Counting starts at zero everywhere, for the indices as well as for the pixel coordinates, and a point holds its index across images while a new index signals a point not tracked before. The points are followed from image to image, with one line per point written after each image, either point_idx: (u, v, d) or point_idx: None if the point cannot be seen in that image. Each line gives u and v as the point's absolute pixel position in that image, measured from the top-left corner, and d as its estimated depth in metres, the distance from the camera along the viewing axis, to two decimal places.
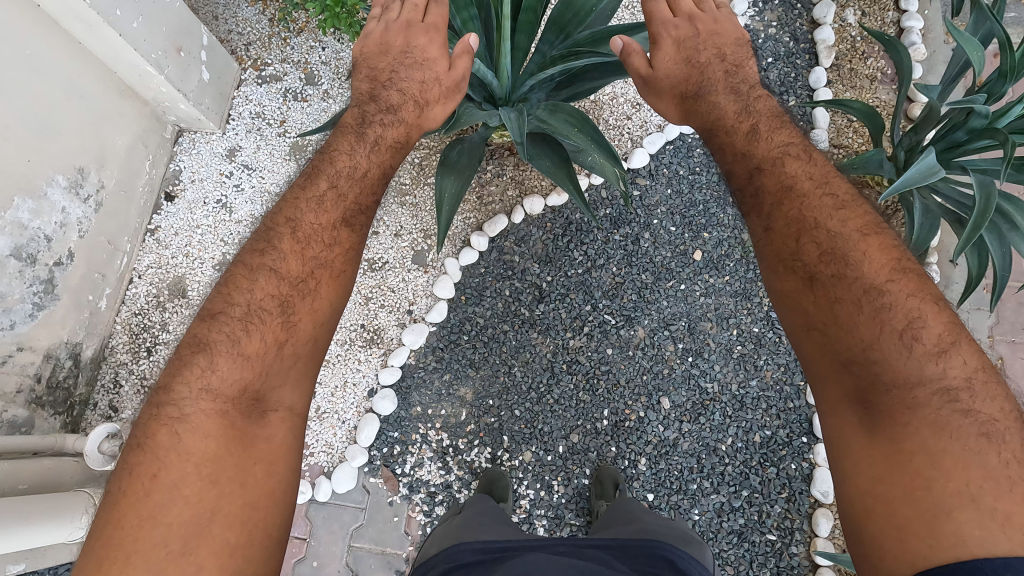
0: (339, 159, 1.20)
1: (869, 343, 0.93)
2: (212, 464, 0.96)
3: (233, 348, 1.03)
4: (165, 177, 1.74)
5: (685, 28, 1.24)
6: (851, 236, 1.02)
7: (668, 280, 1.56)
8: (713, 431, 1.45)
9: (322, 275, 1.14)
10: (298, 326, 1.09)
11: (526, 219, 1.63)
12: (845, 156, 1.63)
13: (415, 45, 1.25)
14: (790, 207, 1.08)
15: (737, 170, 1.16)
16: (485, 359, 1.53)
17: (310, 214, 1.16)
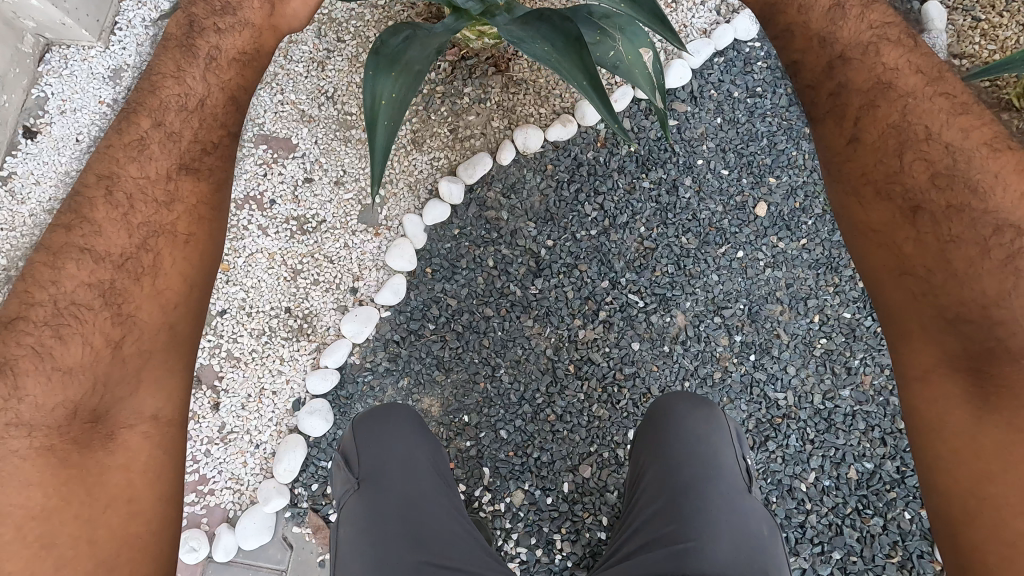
0: (164, 86, 0.89)
1: (993, 299, 0.73)
2: (42, 520, 0.69)
3: (44, 363, 0.74)
4: (24, 106, 1.27)
5: None
6: (976, 157, 0.77)
7: (719, 246, 1.10)
8: (787, 464, 1.01)
9: (160, 246, 0.82)
10: (138, 317, 0.79)
11: (518, 160, 1.16)
12: (971, 70, 1.15)
13: None
14: (890, 112, 0.79)
15: (806, 61, 0.84)
16: (459, 358, 1.08)
17: (125, 170, 0.84)
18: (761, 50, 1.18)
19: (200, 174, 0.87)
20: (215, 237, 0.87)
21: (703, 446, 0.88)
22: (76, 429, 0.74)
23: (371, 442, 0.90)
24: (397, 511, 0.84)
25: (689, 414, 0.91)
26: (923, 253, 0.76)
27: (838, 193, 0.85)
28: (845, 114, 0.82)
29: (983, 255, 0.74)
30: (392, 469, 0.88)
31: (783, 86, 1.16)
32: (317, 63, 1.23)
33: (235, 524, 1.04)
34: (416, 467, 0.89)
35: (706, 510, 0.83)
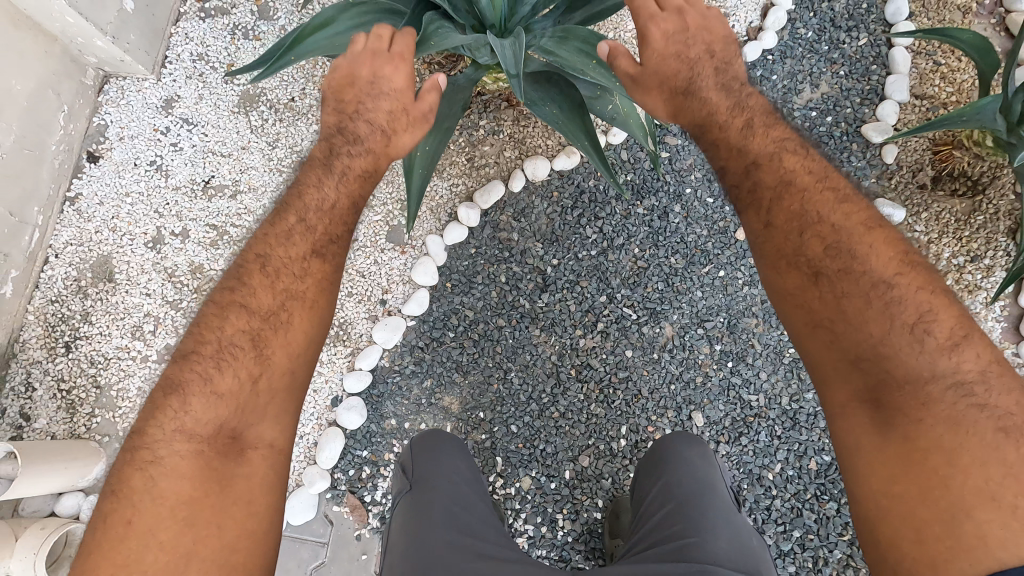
0: (306, 192, 0.91)
1: (878, 338, 0.73)
2: (190, 504, 0.72)
3: (206, 387, 0.77)
4: (87, 133, 1.43)
5: (673, 20, 0.90)
6: (852, 225, 0.79)
7: (704, 266, 1.26)
8: (758, 456, 1.18)
9: (295, 309, 0.84)
10: (274, 360, 0.81)
11: (528, 187, 1.31)
12: (929, 111, 1.29)
13: (382, 75, 0.90)
14: (792, 199, 0.82)
15: (730, 166, 0.88)
16: (475, 362, 1.25)
17: (274, 249, 0.87)
18: None
19: (329, 255, 0.89)
20: (333, 305, 0.89)
21: (700, 471, 1.05)
22: (215, 446, 0.76)
23: (424, 456, 1.08)
24: (438, 506, 0.99)
25: (689, 448, 1.08)
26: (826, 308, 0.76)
27: (761, 270, 0.83)
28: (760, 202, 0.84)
29: (868, 304, 0.74)
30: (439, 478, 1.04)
31: None
32: None
33: None
34: (464, 481, 1.06)
35: (700, 516, 0.97)
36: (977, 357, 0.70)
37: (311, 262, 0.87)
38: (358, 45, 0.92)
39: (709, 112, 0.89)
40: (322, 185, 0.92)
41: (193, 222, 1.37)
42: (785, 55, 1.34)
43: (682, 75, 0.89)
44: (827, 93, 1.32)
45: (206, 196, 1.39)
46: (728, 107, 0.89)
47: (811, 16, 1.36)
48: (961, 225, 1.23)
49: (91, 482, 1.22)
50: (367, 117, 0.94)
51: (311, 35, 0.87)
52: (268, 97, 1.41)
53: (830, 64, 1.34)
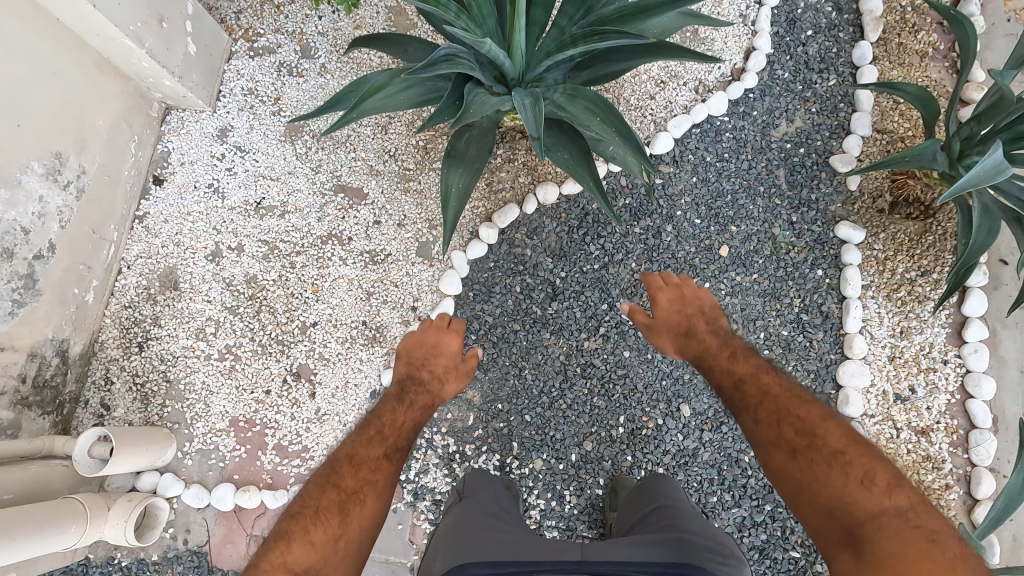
0: (385, 410, 1.13)
1: (842, 494, 0.86)
2: None
3: (305, 536, 0.89)
4: (152, 159, 1.62)
5: (671, 291, 1.28)
6: (812, 416, 0.97)
7: (692, 278, 1.45)
8: (736, 442, 1.38)
9: (369, 493, 0.98)
10: (364, 502, 0.97)
11: (539, 209, 1.51)
12: (888, 144, 1.49)
13: (441, 347, 1.27)
14: (768, 401, 1.02)
15: (724, 382, 1.09)
16: (494, 361, 1.44)
17: (363, 449, 1.04)
18: (729, 124, 1.52)
19: (393, 457, 1.06)
20: (383, 505, 1.00)
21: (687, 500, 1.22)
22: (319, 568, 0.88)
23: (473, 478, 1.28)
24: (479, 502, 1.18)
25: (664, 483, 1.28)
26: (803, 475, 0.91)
27: (757, 454, 1.00)
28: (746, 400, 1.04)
29: (830, 467, 0.89)
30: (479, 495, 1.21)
31: (745, 154, 1.51)
32: (381, 128, 1.58)
33: None
34: (503, 504, 1.21)
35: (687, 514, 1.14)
36: (912, 497, 0.83)
37: (381, 463, 1.04)
38: (425, 323, 1.34)
39: (702, 349, 1.17)
40: (395, 411, 1.14)
41: (248, 238, 1.57)
42: (764, 93, 1.53)
43: (682, 323, 1.22)
44: (800, 128, 1.52)
45: (258, 215, 1.59)
46: (717, 342, 1.16)
47: (788, 58, 1.55)
48: (914, 244, 1.42)
49: (164, 462, 1.42)
50: (428, 368, 1.24)
51: (369, 97, 1.05)
52: (310, 128, 1.61)
53: (804, 102, 1.53)
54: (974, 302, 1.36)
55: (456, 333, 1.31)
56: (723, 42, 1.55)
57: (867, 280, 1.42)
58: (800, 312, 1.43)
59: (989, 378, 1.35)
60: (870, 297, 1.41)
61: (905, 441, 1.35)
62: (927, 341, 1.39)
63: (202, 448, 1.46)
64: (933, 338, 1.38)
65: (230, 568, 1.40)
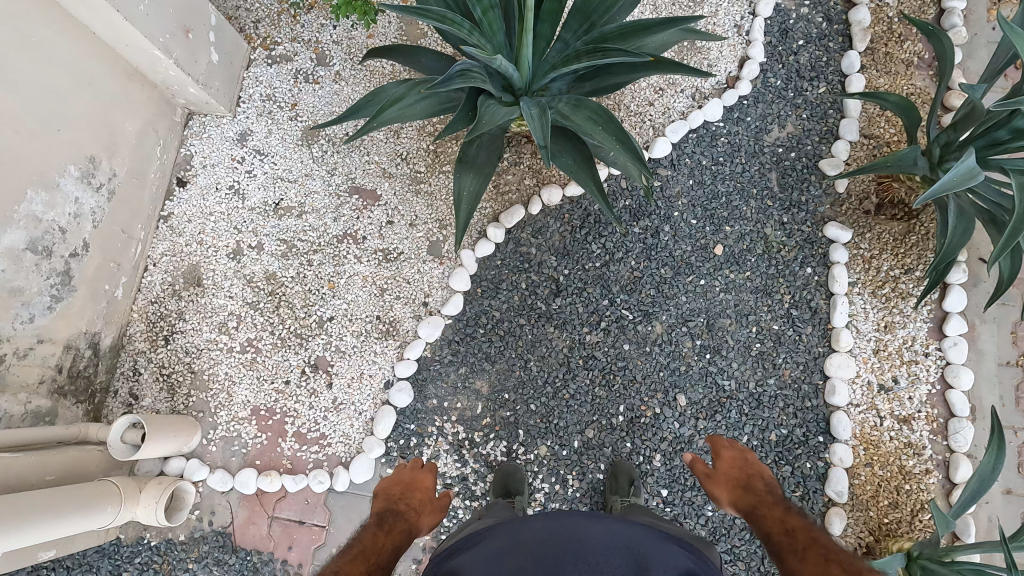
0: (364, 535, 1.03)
1: None
2: None
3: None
4: (176, 162, 1.71)
5: (731, 453, 1.22)
6: (855, 562, 0.91)
7: (689, 275, 1.54)
8: (729, 429, 1.46)
9: None
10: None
11: (544, 209, 1.59)
12: (875, 149, 1.57)
13: (411, 496, 1.15)
14: (818, 551, 0.94)
15: (772, 529, 1.02)
16: (501, 353, 1.53)
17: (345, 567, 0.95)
18: (724, 129, 1.60)
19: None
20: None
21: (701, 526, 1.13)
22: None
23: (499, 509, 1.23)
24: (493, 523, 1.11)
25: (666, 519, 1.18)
26: None
27: None
28: (795, 546, 0.97)
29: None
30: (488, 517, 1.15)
31: (739, 158, 1.59)
32: (393, 132, 1.66)
33: (348, 465, 1.50)
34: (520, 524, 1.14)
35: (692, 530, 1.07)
36: None
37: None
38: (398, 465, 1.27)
39: (754, 503, 1.09)
40: (375, 533, 1.04)
41: (267, 237, 1.66)
42: (757, 100, 1.62)
43: (742, 478, 1.16)
44: (792, 133, 1.60)
45: (277, 215, 1.67)
46: (773, 498, 1.09)
47: (780, 67, 1.63)
48: (898, 243, 1.51)
49: (191, 448, 1.51)
50: (405, 501, 1.14)
51: (389, 107, 1.14)
52: (327, 133, 1.70)
53: (795, 108, 1.61)
54: (953, 299, 1.45)
55: (429, 471, 1.24)
56: (718, 51, 1.63)
57: (854, 277, 1.51)
58: (790, 307, 1.51)
59: (967, 369, 1.44)
60: (856, 293, 1.50)
61: (889, 429, 1.44)
62: (909, 335, 1.47)
63: (225, 435, 1.55)
64: (915, 332, 1.47)
65: (252, 547, 1.48)
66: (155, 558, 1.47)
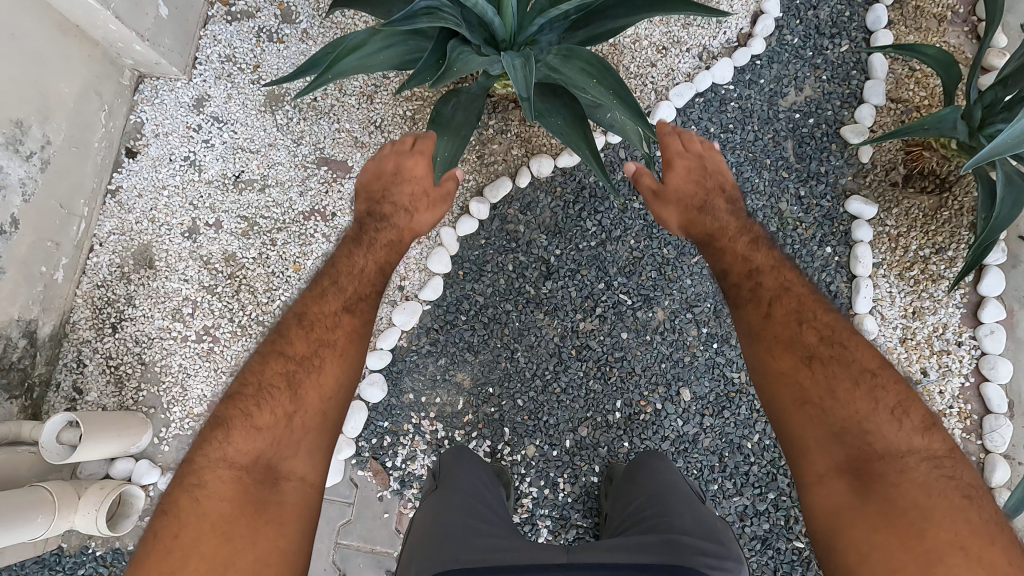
0: (341, 266, 1.16)
1: (864, 418, 0.92)
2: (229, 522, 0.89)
3: (248, 422, 0.96)
4: (124, 130, 1.54)
5: (691, 159, 1.25)
6: (837, 334, 1.01)
7: (693, 255, 1.38)
8: (738, 427, 1.31)
9: (326, 355, 1.05)
10: (306, 399, 1.00)
11: (533, 183, 1.43)
12: (903, 115, 1.41)
13: (398, 182, 1.23)
14: (787, 300, 1.06)
15: (732, 270, 1.12)
16: (485, 342, 1.38)
17: (291, 345, 1.04)
18: (735, 92, 1.43)
19: (355, 312, 1.11)
20: (361, 354, 1.09)
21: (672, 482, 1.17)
22: (256, 473, 0.94)
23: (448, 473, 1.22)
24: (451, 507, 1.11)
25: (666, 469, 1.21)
26: (816, 387, 0.96)
27: (754, 362, 1.04)
28: (762, 301, 1.07)
29: (854, 388, 0.95)
30: (460, 482, 1.18)
31: (751, 124, 1.42)
32: (366, 97, 1.49)
33: None
34: (483, 491, 1.18)
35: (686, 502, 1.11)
36: (944, 442, 0.90)
37: (342, 317, 1.09)
38: (386, 149, 1.27)
39: (715, 231, 1.17)
40: (353, 254, 1.17)
41: (226, 214, 1.49)
42: (772, 60, 1.45)
43: (697, 195, 1.20)
44: (810, 97, 1.43)
45: (237, 189, 1.50)
46: (733, 225, 1.17)
47: (798, 23, 1.45)
48: (928, 219, 1.35)
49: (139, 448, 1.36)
50: (388, 201, 1.23)
51: (347, 57, 0.98)
52: (292, 98, 1.53)
53: (814, 69, 1.44)
54: (990, 281, 1.30)
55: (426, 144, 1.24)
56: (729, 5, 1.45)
57: (878, 258, 1.35)
58: None
59: (1006, 360, 1.29)
60: (881, 276, 1.34)
61: None
62: (940, 322, 1.32)
63: (179, 434, 1.40)
64: (946, 319, 1.32)
65: None
66: (100, 570, 1.33)
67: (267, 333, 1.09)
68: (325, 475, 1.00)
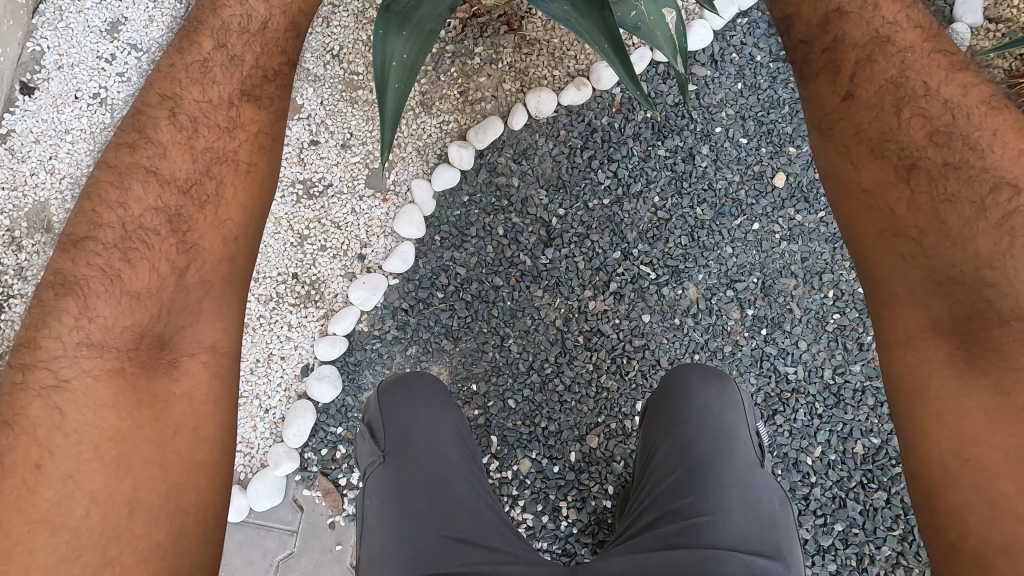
0: (227, 6, 0.92)
1: (988, 260, 0.79)
2: (115, 444, 0.79)
3: (115, 286, 0.83)
4: (19, 61, 1.22)
5: None
6: (970, 124, 0.83)
7: (735, 217, 1.08)
8: (794, 438, 1.02)
9: (222, 173, 0.89)
10: (201, 245, 0.86)
11: (530, 124, 1.12)
12: (1008, 38, 1.09)
13: None
14: (890, 68, 0.85)
15: (801, 14, 0.89)
16: (467, 327, 1.08)
17: (171, 163, 0.88)
18: None
19: (255, 117, 0.93)
20: (271, 165, 0.93)
21: (717, 424, 0.86)
22: (144, 354, 0.84)
23: (395, 413, 0.87)
24: (414, 482, 0.83)
25: (704, 392, 0.89)
26: (913, 215, 0.82)
27: (827, 167, 0.89)
28: (840, 81, 0.87)
29: (977, 213, 0.80)
30: (421, 452, 0.85)
31: None
32: None
33: (246, 486, 1.06)
34: (440, 445, 0.87)
35: (727, 471, 0.82)
36: None
37: (236, 111, 0.91)
38: None
39: None
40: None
41: None
42: None
43: None
44: None
45: None
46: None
47: None
48: None
49: None
50: None
51: None
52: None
53: None
54: None
55: None
56: None
57: None
58: None
59: None
60: None
61: None
62: None
63: None
64: None
65: None
66: None
67: (128, 133, 0.92)
68: (239, 339, 0.90)
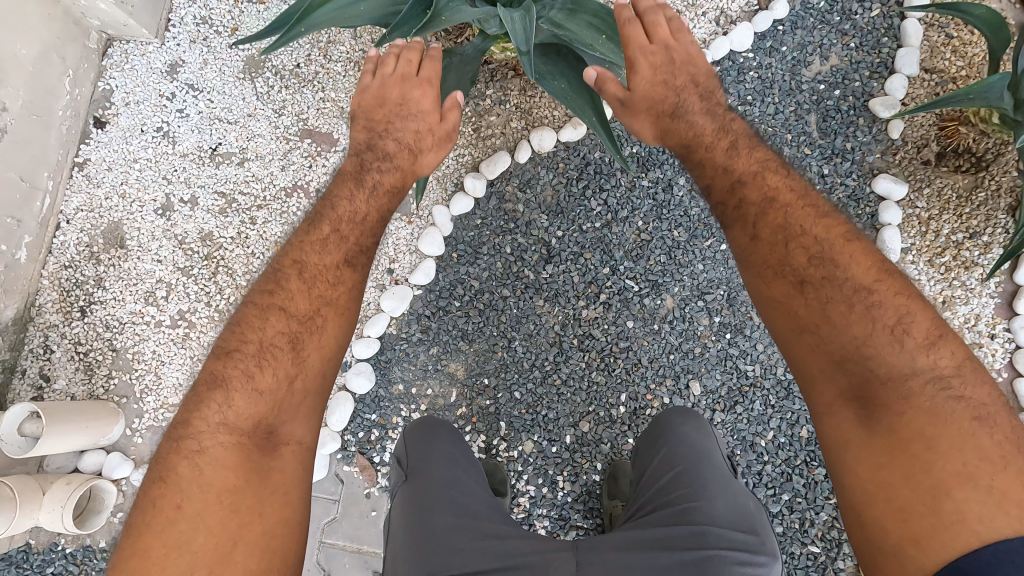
0: (339, 206, 1.00)
1: (864, 340, 0.76)
2: (231, 493, 0.78)
3: (248, 383, 0.84)
4: (92, 98, 1.42)
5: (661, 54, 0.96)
6: (830, 237, 0.84)
7: (705, 239, 1.27)
8: (751, 424, 1.23)
9: (330, 314, 0.92)
10: (307, 359, 0.88)
11: (533, 158, 1.32)
12: (939, 87, 1.29)
13: (412, 99, 1.03)
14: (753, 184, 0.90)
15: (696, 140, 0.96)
16: (480, 330, 1.28)
17: (302, 270, 0.93)
18: (753, 61, 1.32)
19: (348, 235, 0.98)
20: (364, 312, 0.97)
21: (692, 438, 1.07)
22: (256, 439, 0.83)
23: (419, 443, 1.09)
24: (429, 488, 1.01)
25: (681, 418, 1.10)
26: (808, 312, 0.80)
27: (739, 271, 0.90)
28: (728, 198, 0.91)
29: (849, 309, 0.78)
30: (433, 465, 1.05)
31: (771, 96, 1.31)
32: (354, 64, 1.40)
33: None
34: (458, 458, 1.08)
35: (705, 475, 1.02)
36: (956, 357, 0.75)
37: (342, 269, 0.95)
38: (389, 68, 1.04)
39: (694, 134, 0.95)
40: (352, 197, 1.01)
41: (203, 189, 1.39)
42: (795, 25, 1.32)
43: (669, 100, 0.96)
44: (836, 66, 1.31)
45: (213, 163, 1.40)
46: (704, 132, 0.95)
47: None
48: (962, 201, 1.25)
49: (111, 441, 1.29)
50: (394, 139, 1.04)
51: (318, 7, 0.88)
52: (272, 64, 1.41)
53: (841, 36, 1.32)
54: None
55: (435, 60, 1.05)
56: None
57: (908, 241, 1.25)
58: None
59: None
60: (910, 262, 1.25)
61: None
62: (972, 312, 1.23)
63: (152, 425, 1.32)
64: (979, 309, 1.23)
65: None
66: (70, 568, 1.27)
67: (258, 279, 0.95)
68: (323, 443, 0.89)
